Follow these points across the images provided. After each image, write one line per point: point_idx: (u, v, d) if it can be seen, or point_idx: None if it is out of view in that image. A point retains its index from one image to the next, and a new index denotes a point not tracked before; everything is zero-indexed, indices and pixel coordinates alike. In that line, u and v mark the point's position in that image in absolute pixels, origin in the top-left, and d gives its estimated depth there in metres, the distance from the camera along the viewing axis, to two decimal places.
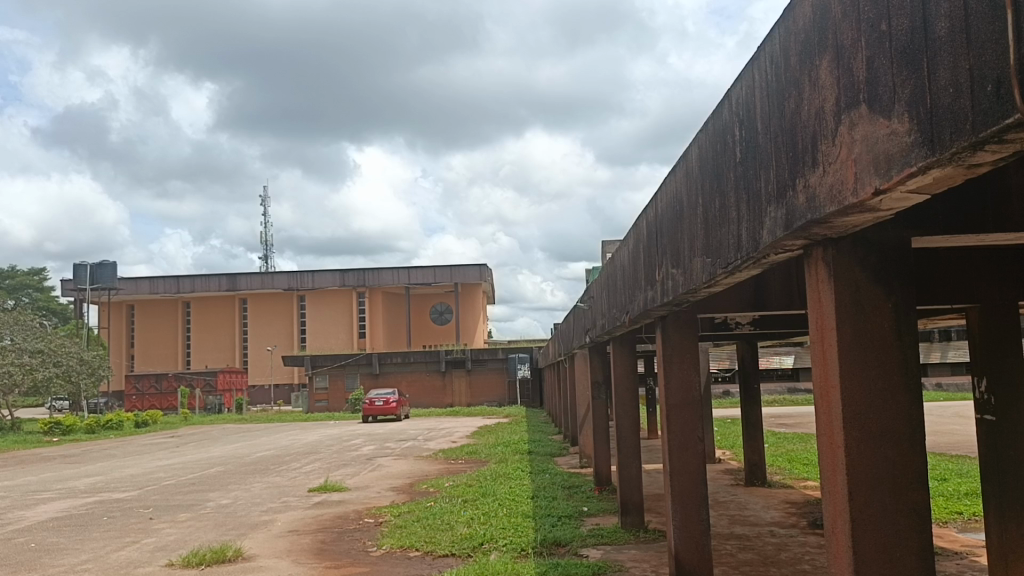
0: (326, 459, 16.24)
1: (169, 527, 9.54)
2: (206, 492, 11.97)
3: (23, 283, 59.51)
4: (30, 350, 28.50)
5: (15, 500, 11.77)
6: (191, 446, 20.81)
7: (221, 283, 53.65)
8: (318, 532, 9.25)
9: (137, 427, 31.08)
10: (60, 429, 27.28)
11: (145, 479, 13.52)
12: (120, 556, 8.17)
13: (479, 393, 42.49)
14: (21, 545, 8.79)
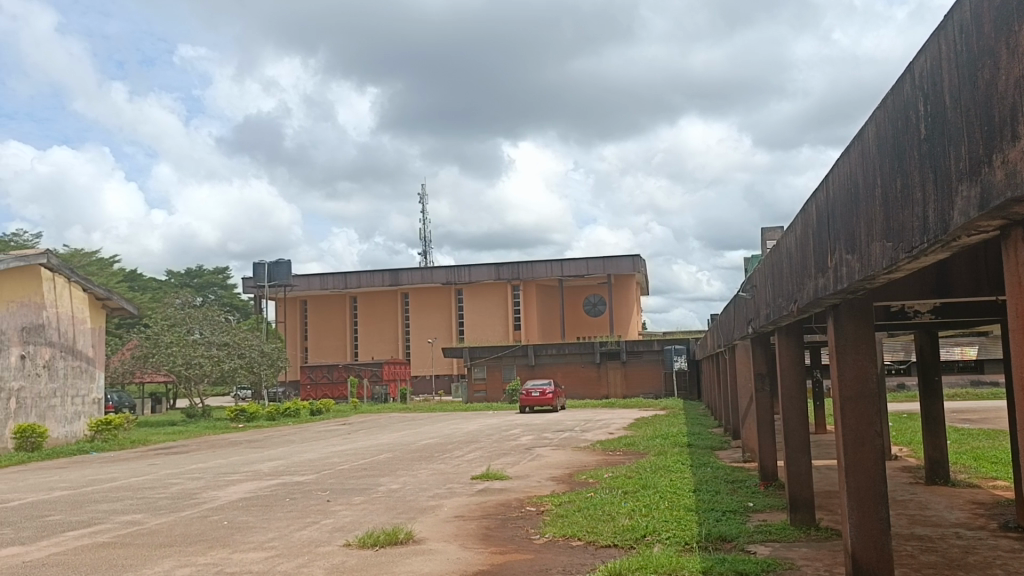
0: (488, 448, 16.66)
1: (345, 510, 10.10)
2: (378, 477, 12.59)
3: (210, 281, 64.79)
4: (217, 343, 30.89)
5: (209, 480, 12.87)
6: (363, 434, 21.91)
7: (385, 279, 55.83)
8: (482, 519, 9.51)
9: (312, 415, 33.05)
10: (245, 416, 29.50)
11: (321, 464, 14.39)
12: (303, 535, 8.74)
13: (635, 384, 42.16)
14: (215, 522, 9.59)
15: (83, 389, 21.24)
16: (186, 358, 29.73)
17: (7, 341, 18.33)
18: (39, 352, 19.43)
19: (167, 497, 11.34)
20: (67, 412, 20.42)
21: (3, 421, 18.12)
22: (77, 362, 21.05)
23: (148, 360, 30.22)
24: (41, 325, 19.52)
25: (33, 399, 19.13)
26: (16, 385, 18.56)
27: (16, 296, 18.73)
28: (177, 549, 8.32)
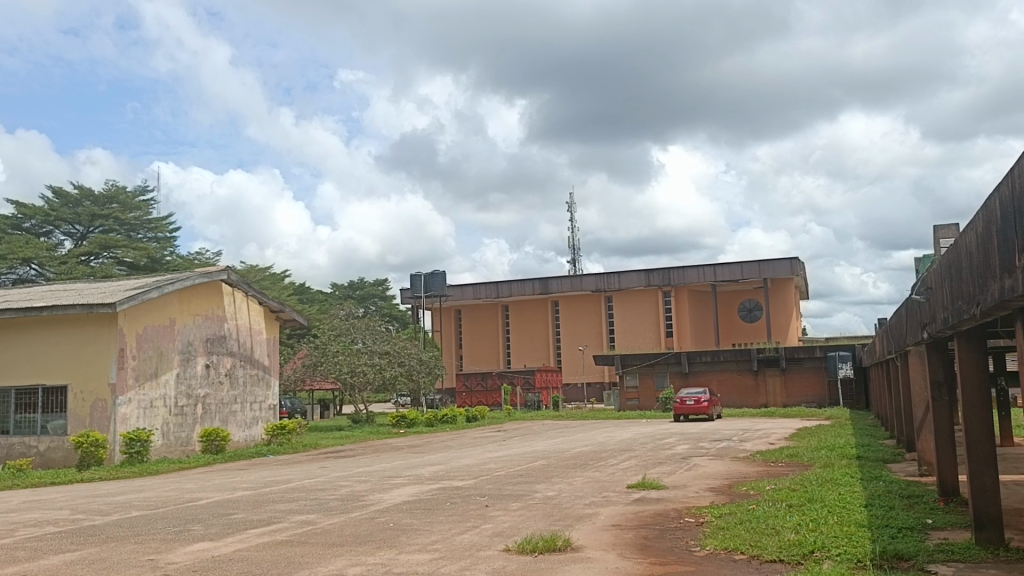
0: (643, 456, 16.48)
1: (503, 515, 10.29)
2: (534, 484, 12.72)
3: (370, 293, 67.91)
4: (378, 352, 32.26)
5: (375, 483, 13.45)
6: (518, 440, 22.20)
7: (535, 287, 56.74)
8: (640, 528, 9.42)
9: (469, 421, 33.82)
10: (406, 422, 30.67)
11: (479, 469, 14.71)
12: (464, 539, 8.97)
13: (796, 393, 40.41)
14: (382, 524, 10.02)
15: (260, 396, 22.76)
16: (350, 366, 31.32)
17: (194, 352, 19.99)
18: (221, 362, 21.03)
19: (337, 499, 11.96)
20: (247, 417, 22.00)
21: (192, 425, 19.75)
22: (255, 370, 22.59)
23: (317, 369, 31.97)
24: (223, 336, 21.11)
25: (217, 405, 20.73)
26: (202, 392, 20.19)
27: (201, 310, 20.38)
28: (347, 548, 8.75)
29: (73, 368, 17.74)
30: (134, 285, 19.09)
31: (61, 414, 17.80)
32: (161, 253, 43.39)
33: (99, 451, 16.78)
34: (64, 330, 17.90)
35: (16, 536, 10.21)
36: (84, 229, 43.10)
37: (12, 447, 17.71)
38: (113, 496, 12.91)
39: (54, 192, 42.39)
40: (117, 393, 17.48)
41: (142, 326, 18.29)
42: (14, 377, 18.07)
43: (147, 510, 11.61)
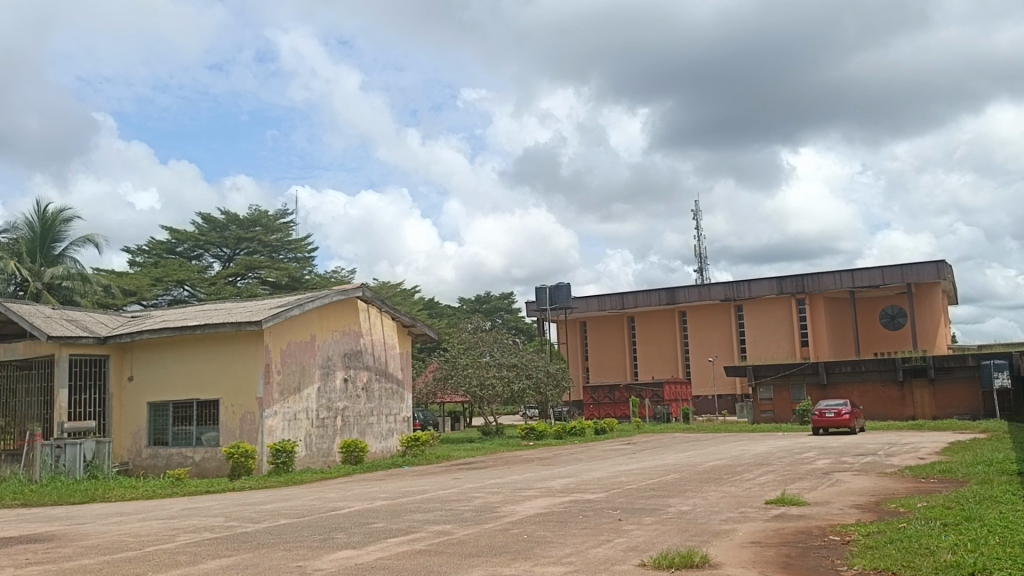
0: (781, 471, 15.89)
1: (637, 529, 10.16)
2: (668, 498, 12.49)
3: (497, 306, 68.86)
4: (506, 365, 32.62)
5: (507, 495, 13.57)
6: (648, 453, 21.91)
7: (662, 297, 55.91)
8: (781, 545, 9.09)
9: (597, 434, 33.65)
10: (535, 434, 30.90)
11: (610, 482, 14.57)
12: (598, 553, 8.91)
13: (947, 404, 37.96)
14: (516, 536, 10.10)
15: (395, 409, 23.42)
16: (479, 379, 31.85)
17: (334, 366, 20.84)
18: (358, 375, 21.83)
19: (471, 509, 12.16)
20: (382, 429, 22.69)
21: (332, 437, 20.57)
22: (390, 384, 23.30)
23: (448, 382, 32.65)
24: (359, 351, 21.91)
25: (355, 417, 21.51)
26: (341, 405, 21.01)
27: (339, 325, 21.25)
28: (483, 559, 8.87)
29: (224, 383, 18.86)
30: (278, 304, 20.13)
31: (214, 426, 18.98)
32: (300, 272, 45.54)
33: (248, 461, 17.73)
34: (215, 347, 19.06)
35: (178, 541, 10.93)
36: (231, 251, 45.82)
37: (172, 457, 19.05)
38: (263, 505, 13.60)
39: (204, 218, 45.34)
40: (263, 407, 18.43)
41: (285, 342, 19.25)
42: (171, 392, 19.39)
43: (293, 518, 12.17)
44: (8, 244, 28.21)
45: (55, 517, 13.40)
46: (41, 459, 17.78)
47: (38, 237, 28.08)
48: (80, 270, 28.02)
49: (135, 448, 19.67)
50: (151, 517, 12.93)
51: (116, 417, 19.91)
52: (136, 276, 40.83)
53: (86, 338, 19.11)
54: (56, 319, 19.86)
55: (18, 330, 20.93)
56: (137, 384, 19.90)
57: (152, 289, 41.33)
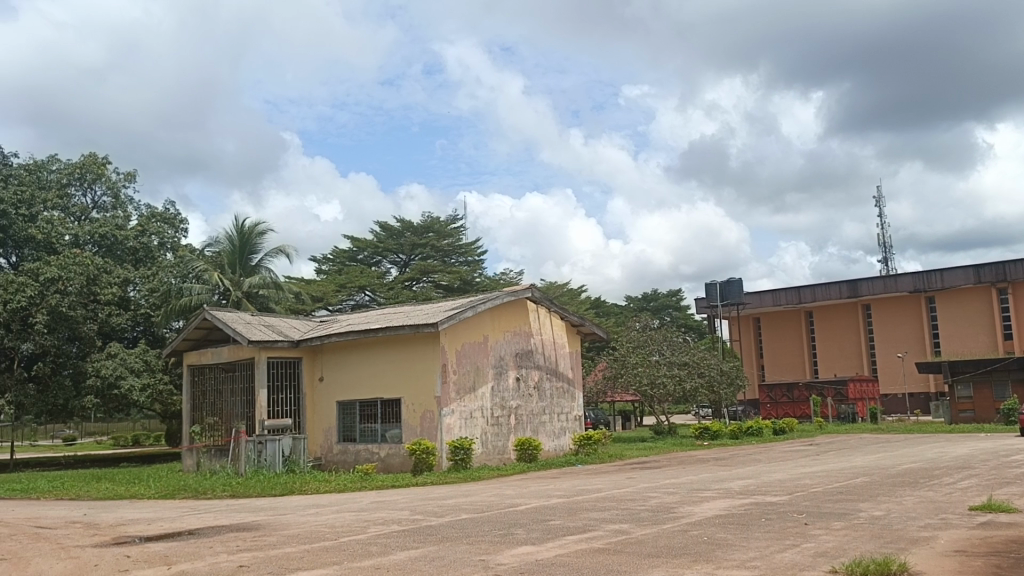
0: (985, 475, 14.63)
1: (825, 534, 9.69)
2: (858, 502, 11.83)
3: (665, 303, 67.85)
4: (677, 363, 32.09)
5: (684, 496, 13.33)
6: (833, 455, 20.79)
7: (842, 291, 53.12)
8: (990, 556, 8.37)
9: (776, 434, 32.37)
10: (710, 433, 30.29)
11: (794, 485, 13.98)
12: (785, 558, 8.59)
13: None
14: (696, 537, 9.91)
15: (566, 408, 23.62)
16: (650, 377, 31.52)
17: (506, 366, 21.31)
18: (530, 374, 22.20)
19: (648, 509, 12.05)
20: (555, 427, 22.97)
21: (507, 435, 21.04)
22: (561, 383, 23.54)
23: (618, 380, 32.53)
24: (530, 351, 22.29)
25: (528, 416, 21.88)
26: (514, 404, 21.44)
27: (510, 326, 21.71)
28: (663, 560, 8.77)
29: (406, 383, 19.73)
30: (452, 306, 20.82)
31: (397, 424, 19.92)
32: (471, 275, 46.88)
33: (429, 457, 18.46)
34: (396, 350, 19.99)
35: (369, 533, 11.57)
36: (406, 256, 47.84)
37: (359, 453, 20.20)
38: (445, 500, 14.11)
39: (381, 226, 47.66)
40: (442, 405, 19.13)
41: (460, 343, 19.91)
42: (358, 392, 20.54)
43: (474, 513, 12.55)
44: (212, 257, 30.91)
45: (260, 508, 14.52)
46: (245, 453, 19.22)
47: (236, 249, 30.51)
48: (274, 278, 30.20)
49: (326, 444, 21.03)
50: (343, 509, 13.76)
51: (309, 414, 21.36)
52: (322, 283, 43.73)
53: (281, 342, 20.56)
54: (255, 325, 21.53)
55: (223, 336, 22.89)
56: (326, 385, 21.24)
57: (337, 295, 43.96)
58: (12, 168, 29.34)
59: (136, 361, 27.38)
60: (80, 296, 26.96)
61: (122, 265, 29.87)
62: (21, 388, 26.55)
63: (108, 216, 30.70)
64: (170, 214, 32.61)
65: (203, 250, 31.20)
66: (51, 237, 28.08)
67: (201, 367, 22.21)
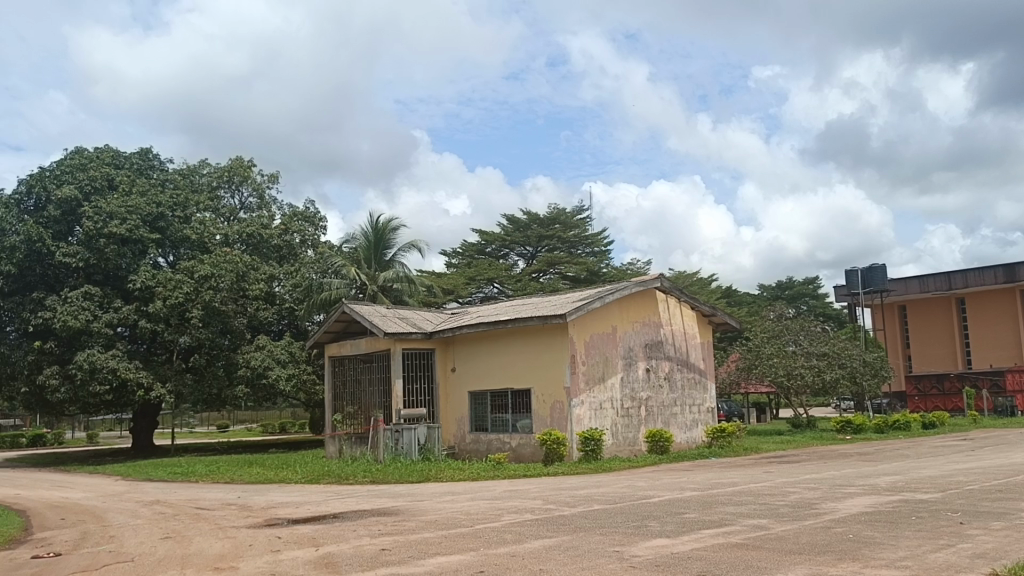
0: None
1: (983, 535, 9.10)
2: (1020, 502, 11.02)
3: (801, 292, 65.37)
4: (815, 354, 30.88)
5: (826, 491, 12.82)
6: (991, 451, 19.44)
7: (998, 276, 49.61)
8: None
9: (925, 428, 30.60)
10: (852, 428, 28.89)
11: (947, 482, 13.18)
12: (939, 558, 8.13)
13: None
14: (841, 534, 9.53)
15: (698, 399, 23.23)
16: (786, 368, 30.46)
17: (636, 357, 21.15)
18: (660, 366, 21.93)
19: (787, 505, 11.68)
20: (687, 419, 22.61)
21: (638, 426, 20.90)
22: (692, 374, 23.15)
23: (752, 371, 31.61)
24: (660, 342, 22.03)
25: (659, 407, 21.64)
26: (645, 395, 21.26)
27: (639, 317, 21.51)
28: (806, 557, 8.48)
29: (536, 374, 19.92)
30: (580, 297, 20.83)
31: (527, 414, 20.14)
32: (598, 265, 46.70)
33: (560, 448, 18.59)
34: (526, 341, 20.20)
35: (503, 521, 11.77)
36: (533, 249, 48.24)
37: (492, 442, 20.55)
38: (577, 490, 14.18)
39: (509, 219, 48.17)
40: (571, 396, 19.18)
41: (589, 334, 19.88)
42: (489, 382, 20.90)
43: (606, 504, 12.55)
44: (350, 253, 32.18)
45: (399, 493, 15.07)
46: (383, 443, 20.17)
47: (372, 244, 31.65)
48: (407, 272, 31.20)
49: (459, 433, 21.51)
50: (477, 497, 14.08)
51: (443, 404, 21.92)
52: (452, 276, 44.73)
53: (415, 334, 21.21)
54: (391, 317, 22.29)
55: (360, 328, 23.84)
56: (459, 375, 21.73)
57: (467, 287, 44.88)
58: (169, 174, 31.65)
59: (282, 353, 28.95)
60: (231, 292, 28.78)
61: (268, 262, 31.57)
62: (181, 378, 28.54)
63: (254, 216, 32.47)
64: (311, 213, 34.16)
65: (341, 246, 32.53)
66: (204, 237, 30.05)
67: (341, 359, 23.20)
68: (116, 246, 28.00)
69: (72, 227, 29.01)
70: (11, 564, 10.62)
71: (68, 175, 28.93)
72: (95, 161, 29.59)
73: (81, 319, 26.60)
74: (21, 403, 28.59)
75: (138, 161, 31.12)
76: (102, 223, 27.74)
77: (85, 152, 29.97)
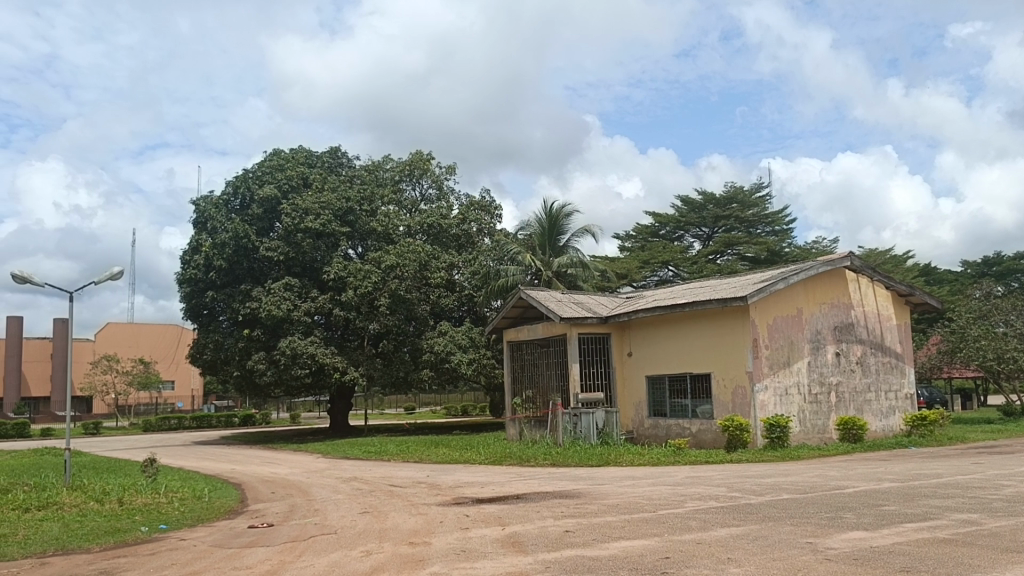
0: None
1: None
2: None
3: (1012, 268, 59.55)
4: None
5: None
6: None
7: None
8: None
9: None
10: None
11: None
12: None
13: None
14: None
15: (895, 385, 21.81)
16: (997, 351, 27.81)
17: (824, 340, 20.13)
18: (852, 350, 20.76)
19: (1002, 499, 10.71)
20: (882, 406, 21.29)
21: (828, 413, 19.92)
22: (888, 358, 21.75)
23: (957, 355, 29.19)
24: (851, 324, 20.84)
25: (851, 393, 20.51)
26: (835, 380, 20.21)
27: (827, 298, 20.43)
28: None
29: (717, 359, 19.42)
30: (761, 278, 20.04)
31: (708, 400, 19.70)
32: (780, 245, 44.77)
33: (743, 435, 18.06)
34: (706, 324, 19.71)
35: (687, 507, 11.61)
36: (709, 230, 47.04)
37: (671, 427, 20.31)
38: (764, 478, 13.73)
39: (683, 200, 47.17)
40: (754, 380, 18.53)
41: (772, 317, 19.11)
42: (667, 366, 20.60)
43: (796, 493, 12.06)
44: (525, 240, 32.76)
45: (580, 477, 15.21)
46: (562, 426, 20.39)
47: (546, 231, 31.98)
48: (582, 257, 31.34)
49: (638, 417, 21.41)
50: (660, 482, 13.96)
51: (620, 388, 21.89)
52: (627, 260, 44.48)
53: (591, 318, 21.26)
54: (566, 303, 22.48)
55: (537, 313, 24.21)
56: (636, 359, 21.59)
57: (641, 271, 44.48)
58: (356, 170, 33.60)
59: (463, 338, 29.95)
60: (414, 280, 30.14)
61: (448, 251, 32.73)
62: (371, 362, 30.21)
63: (434, 206, 33.74)
64: (487, 202, 35.05)
65: (516, 234, 33.12)
66: (389, 228, 31.62)
67: (519, 343, 23.67)
68: (312, 240, 30.03)
69: (273, 224, 31.46)
70: (232, 532, 11.71)
71: (268, 175, 31.42)
72: (291, 162, 31.93)
73: (283, 308, 28.80)
74: (234, 385, 31.35)
75: (328, 160, 33.27)
76: (299, 219, 29.87)
77: (282, 154, 32.41)
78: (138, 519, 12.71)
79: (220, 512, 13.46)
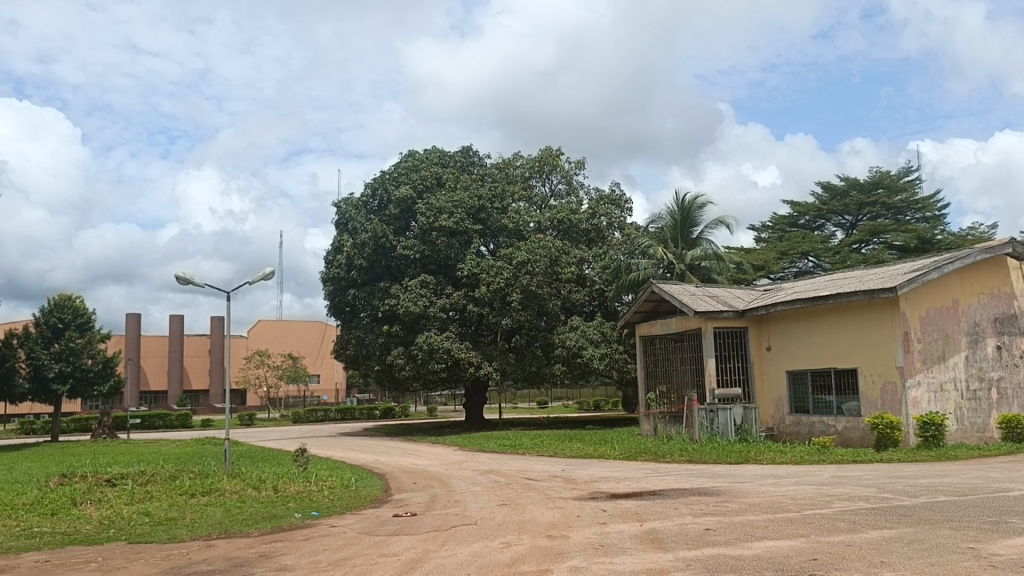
0: None
1: None
2: None
3: None
4: None
5: None
6: None
7: None
8: None
9: None
10: None
11: None
12: None
13: None
14: None
15: None
16: None
17: (983, 333, 18.83)
18: (1015, 343, 19.31)
19: None
20: None
21: (988, 411, 18.63)
22: None
23: None
24: (1014, 316, 19.40)
25: (1014, 390, 19.09)
26: (996, 376, 18.87)
27: (986, 288, 19.09)
28: None
29: (864, 353, 18.52)
30: (911, 268, 18.94)
31: (854, 396, 18.82)
32: (932, 232, 42.05)
33: (894, 433, 17.17)
34: (852, 316, 18.83)
35: (834, 507, 11.15)
36: (853, 217, 44.95)
37: (814, 425, 19.55)
38: (917, 478, 13.00)
39: (824, 187, 45.30)
40: (906, 376, 17.55)
41: (924, 309, 18.03)
42: (810, 362, 19.83)
43: (954, 496, 11.35)
44: (656, 233, 32.36)
45: (719, 474, 14.89)
46: (698, 422, 20.08)
47: (678, 223, 31.41)
48: (715, 249, 30.56)
49: (779, 414, 20.74)
50: (803, 481, 13.46)
51: (759, 384, 21.28)
52: (764, 251, 43.17)
53: (727, 312, 20.75)
54: (700, 296, 22.01)
55: (670, 307, 23.87)
56: (776, 354, 20.91)
57: (779, 262, 43.04)
58: (487, 169, 34.15)
59: (595, 333, 29.91)
60: (546, 276, 30.42)
61: (578, 246, 32.77)
62: (505, 357, 30.64)
63: (564, 202, 33.83)
64: (617, 196, 34.83)
65: (647, 227, 32.76)
66: (520, 225, 32.01)
67: (652, 338, 23.39)
68: (446, 238, 30.78)
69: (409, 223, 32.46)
70: (377, 520, 12.19)
71: (404, 176, 32.46)
72: (426, 162, 32.86)
73: (420, 304, 29.65)
74: (375, 380, 32.52)
75: (461, 159, 33.98)
76: (434, 218, 30.70)
77: (417, 155, 33.39)
78: (292, 506, 13.45)
79: (366, 501, 14.02)
